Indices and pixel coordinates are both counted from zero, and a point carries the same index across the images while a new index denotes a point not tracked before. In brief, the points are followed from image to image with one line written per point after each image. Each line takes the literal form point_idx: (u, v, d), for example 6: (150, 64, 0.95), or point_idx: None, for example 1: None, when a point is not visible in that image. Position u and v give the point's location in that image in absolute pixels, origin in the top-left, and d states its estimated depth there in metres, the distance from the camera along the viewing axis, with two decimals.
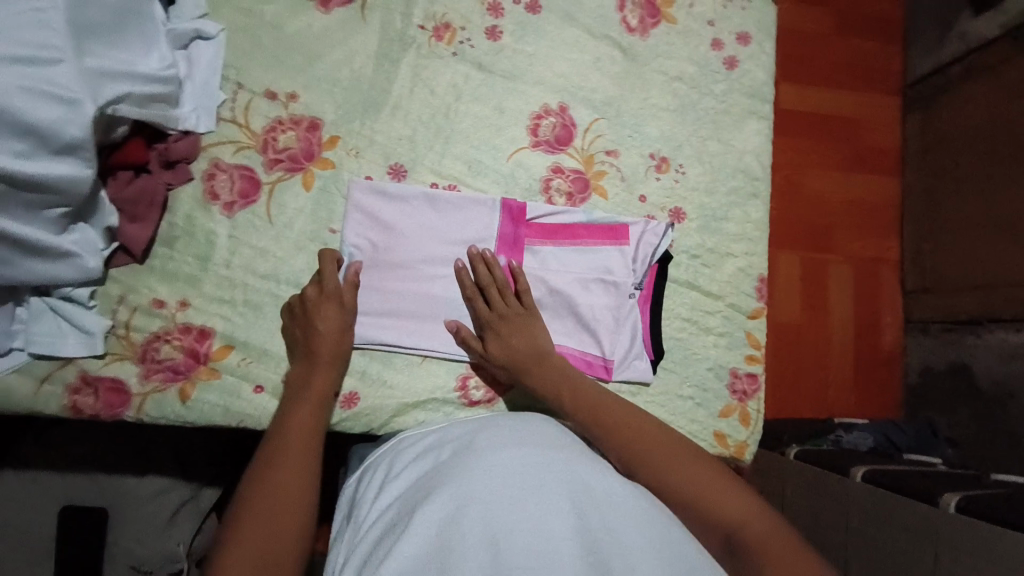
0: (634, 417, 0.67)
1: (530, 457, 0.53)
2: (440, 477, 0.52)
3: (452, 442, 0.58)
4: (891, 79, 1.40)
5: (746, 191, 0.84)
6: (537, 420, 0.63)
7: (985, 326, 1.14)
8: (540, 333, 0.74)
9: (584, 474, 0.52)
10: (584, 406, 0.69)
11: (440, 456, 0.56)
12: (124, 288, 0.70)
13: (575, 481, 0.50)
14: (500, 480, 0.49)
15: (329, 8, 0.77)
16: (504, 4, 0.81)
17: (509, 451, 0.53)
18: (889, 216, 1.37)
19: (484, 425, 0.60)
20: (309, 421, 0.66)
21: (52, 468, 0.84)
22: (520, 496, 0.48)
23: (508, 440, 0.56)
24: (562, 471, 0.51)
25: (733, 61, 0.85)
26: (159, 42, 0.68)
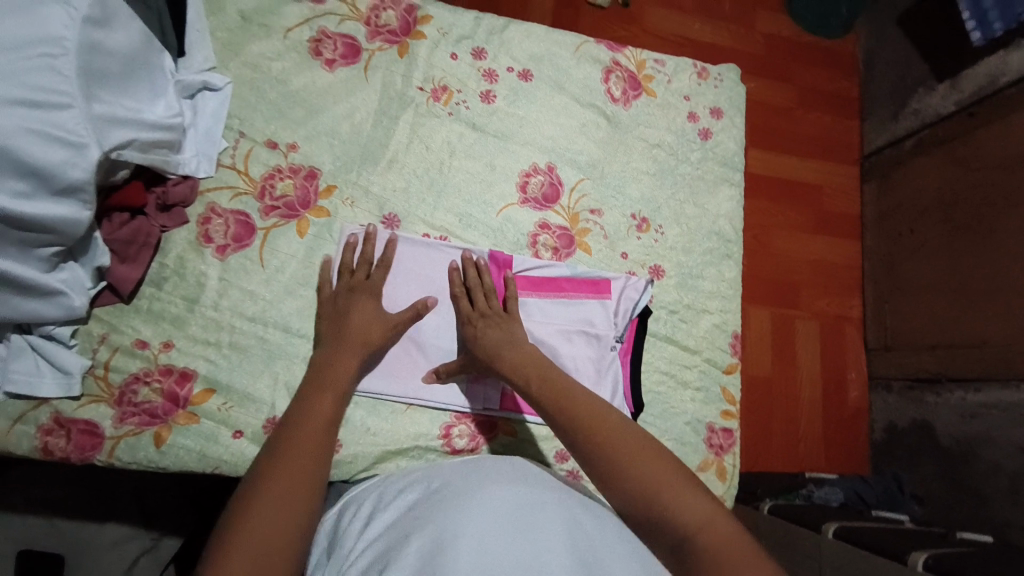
0: (594, 404, 0.63)
1: (522, 494, 0.52)
2: (427, 508, 0.51)
3: (438, 476, 0.58)
4: (849, 151, 1.52)
5: (721, 252, 0.90)
6: (524, 462, 0.62)
7: (945, 385, 1.20)
8: (517, 331, 0.73)
9: (575, 513, 0.51)
10: (546, 391, 0.65)
11: (426, 489, 0.55)
12: (106, 328, 0.69)
13: (567, 518, 0.50)
14: (492, 513, 0.48)
15: (333, 67, 0.81)
16: (498, 71, 0.87)
17: (501, 488, 0.53)
18: (851, 277, 1.45)
19: (474, 465, 0.59)
20: (328, 411, 0.64)
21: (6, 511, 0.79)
22: (515, 529, 0.47)
23: (499, 478, 0.55)
24: (554, 510, 0.51)
25: (708, 132, 0.92)
26: (166, 91, 0.71)
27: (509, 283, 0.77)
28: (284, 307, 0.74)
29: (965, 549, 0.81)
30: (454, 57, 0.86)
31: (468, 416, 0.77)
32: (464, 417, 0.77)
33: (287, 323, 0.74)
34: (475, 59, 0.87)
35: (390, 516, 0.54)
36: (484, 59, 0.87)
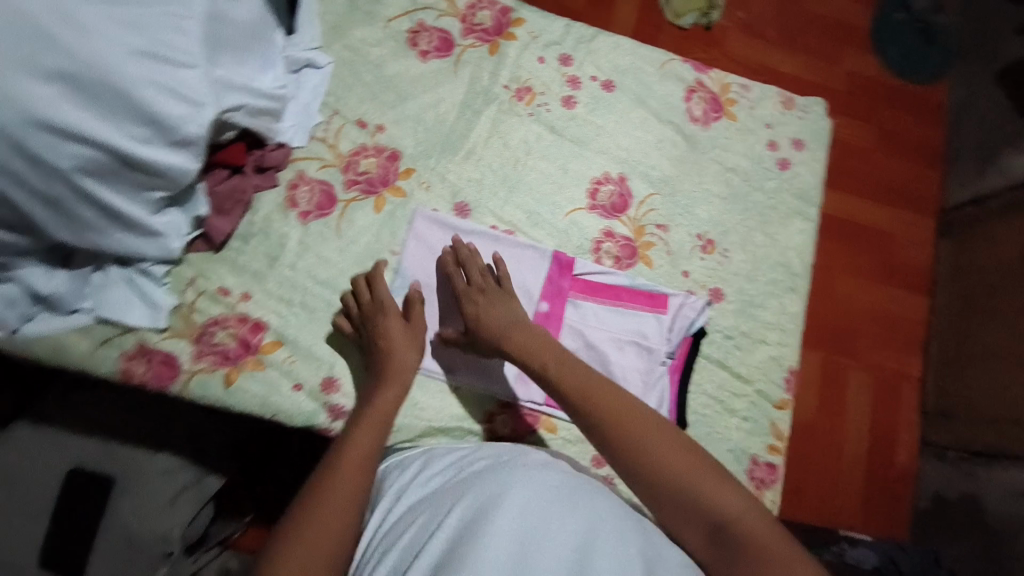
0: (623, 400, 0.62)
1: (560, 486, 0.56)
2: (466, 487, 0.56)
3: (476, 460, 0.62)
4: (930, 203, 1.45)
5: (785, 284, 0.88)
6: (543, 454, 0.66)
7: (999, 461, 1.15)
8: (520, 310, 0.73)
9: (610, 508, 0.56)
10: (571, 382, 0.65)
11: (465, 471, 0.60)
12: (196, 272, 0.75)
13: (603, 513, 0.54)
14: (535, 502, 0.53)
15: (426, 58, 0.85)
16: (582, 79, 0.89)
17: (540, 476, 0.57)
18: (915, 333, 1.39)
19: (512, 454, 0.64)
20: (391, 398, 0.68)
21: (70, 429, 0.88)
22: (552, 518, 0.52)
23: (539, 468, 0.60)
24: (590, 502, 0.55)
25: (786, 162, 0.91)
26: (275, 64, 0.77)
27: (499, 263, 0.77)
28: (352, 277, 0.78)
29: None
30: (541, 61, 0.89)
31: (511, 408, 0.78)
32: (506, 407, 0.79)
33: (353, 292, 0.78)
34: (561, 65, 0.89)
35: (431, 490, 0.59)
36: (570, 66, 0.89)
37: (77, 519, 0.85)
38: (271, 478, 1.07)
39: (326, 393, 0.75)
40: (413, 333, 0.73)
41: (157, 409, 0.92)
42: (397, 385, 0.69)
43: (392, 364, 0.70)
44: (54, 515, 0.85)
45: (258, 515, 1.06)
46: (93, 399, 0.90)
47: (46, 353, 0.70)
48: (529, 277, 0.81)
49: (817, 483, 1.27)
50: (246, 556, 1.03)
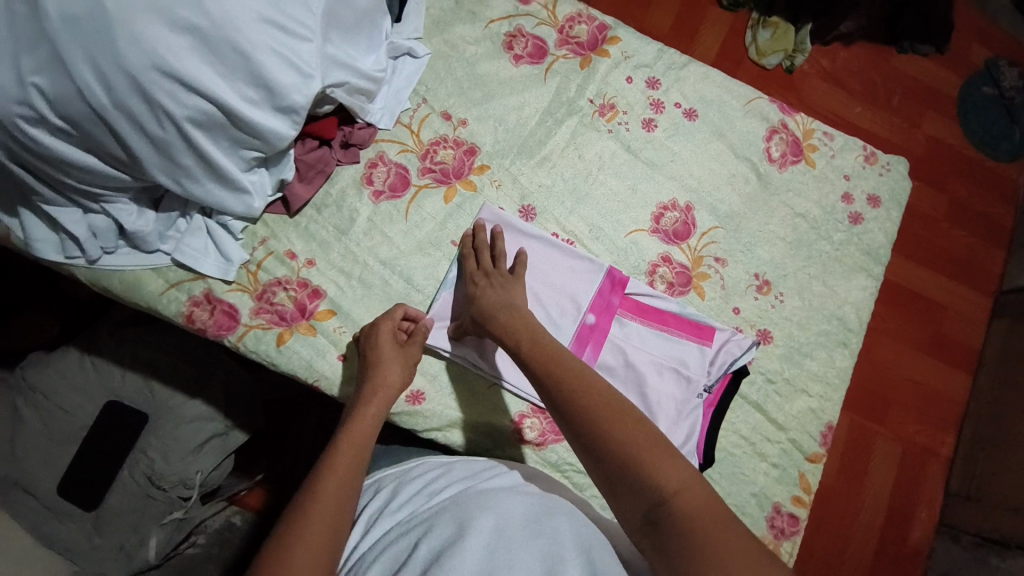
0: (586, 374, 0.60)
1: (527, 506, 0.58)
2: (436, 516, 0.57)
3: (445, 484, 0.63)
4: (989, 281, 1.42)
5: (837, 337, 0.87)
6: (508, 476, 0.66)
7: (1010, 551, 1.17)
8: (517, 294, 0.72)
9: (580, 526, 0.57)
10: (539, 354, 0.64)
11: (438, 494, 0.61)
12: (268, 233, 0.78)
13: (574, 531, 0.56)
14: (508, 520, 0.54)
15: (519, 62, 0.88)
16: (665, 103, 0.90)
17: (508, 498, 0.59)
18: (950, 411, 1.36)
19: (481, 475, 0.65)
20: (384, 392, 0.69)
21: (116, 363, 0.91)
22: (523, 533, 0.53)
23: (504, 490, 0.61)
24: (560, 518, 0.57)
25: (858, 217, 0.90)
26: (379, 48, 0.80)
27: (519, 253, 0.77)
28: (412, 260, 0.81)
29: None
30: (629, 81, 0.90)
31: (543, 413, 0.80)
32: (538, 412, 0.80)
33: (411, 275, 0.80)
34: (648, 87, 0.90)
35: (404, 515, 0.60)
36: (656, 90, 0.90)
37: (105, 447, 0.89)
38: (288, 444, 1.10)
39: None
40: (407, 357, 0.73)
41: (200, 356, 0.95)
42: (384, 398, 0.68)
43: (378, 379, 0.69)
44: (86, 439, 0.89)
45: (270, 478, 1.08)
46: (144, 333, 0.94)
47: (120, 288, 0.75)
48: (582, 290, 0.81)
49: (824, 548, 1.23)
50: (252, 515, 1.05)
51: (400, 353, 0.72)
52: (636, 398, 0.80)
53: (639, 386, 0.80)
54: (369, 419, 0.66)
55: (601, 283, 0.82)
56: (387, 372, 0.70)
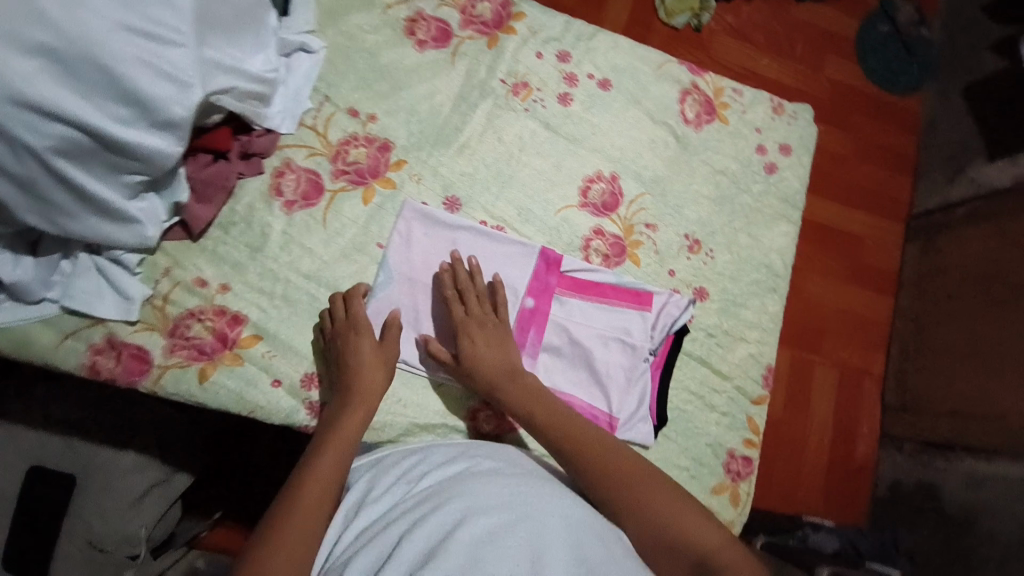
0: (605, 442, 0.67)
1: (512, 488, 0.57)
2: (420, 506, 0.56)
3: (425, 475, 0.62)
4: (901, 207, 1.52)
5: (767, 285, 0.90)
6: (500, 454, 0.67)
7: (954, 451, 1.27)
8: (514, 353, 0.74)
9: (566, 505, 0.56)
10: (556, 423, 0.69)
11: (417, 486, 0.60)
12: (171, 262, 0.72)
13: (559, 513, 0.54)
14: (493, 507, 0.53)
15: (423, 48, 0.83)
16: (579, 76, 0.88)
17: (493, 483, 0.58)
18: (879, 333, 1.46)
19: (458, 460, 0.64)
20: (371, 391, 0.69)
21: (29, 429, 0.83)
22: (507, 521, 0.51)
23: (488, 474, 0.60)
24: (546, 498, 0.56)
25: (773, 166, 0.93)
26: (267, 46, 0.74)
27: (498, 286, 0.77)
28: (338, 270, 0.76)
29: None
30: (540, 56, 0.87)
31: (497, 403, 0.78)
32: (492, 404, 0.78)
33: (339, 285, 0.76)
34: (559, 61, 0.88)
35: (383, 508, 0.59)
36: (567, 63, 0.88)
37: (33, 518, 0.80)
38: (241, 475, 1.04)
39: (307, 390, 0.73)
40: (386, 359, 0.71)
41: (124, 404, 0.87)
42: (370, 403, 0.68)
43: (360, 382, 0.68)
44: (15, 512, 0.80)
45: (227, 513, 1.02)
46: (56, 389, 0.86)
47: (7, 346, 0.67)
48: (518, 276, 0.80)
49: (780, 474, 1.34)
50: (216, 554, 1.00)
51: (381, 355, 0.71)
52: (587, 374, 0.80)
53: (588, 362, 0.80)
54: (354, 424, 0.66)
55: (535, 265, 0.81)
56: (368, 376, 0.69)
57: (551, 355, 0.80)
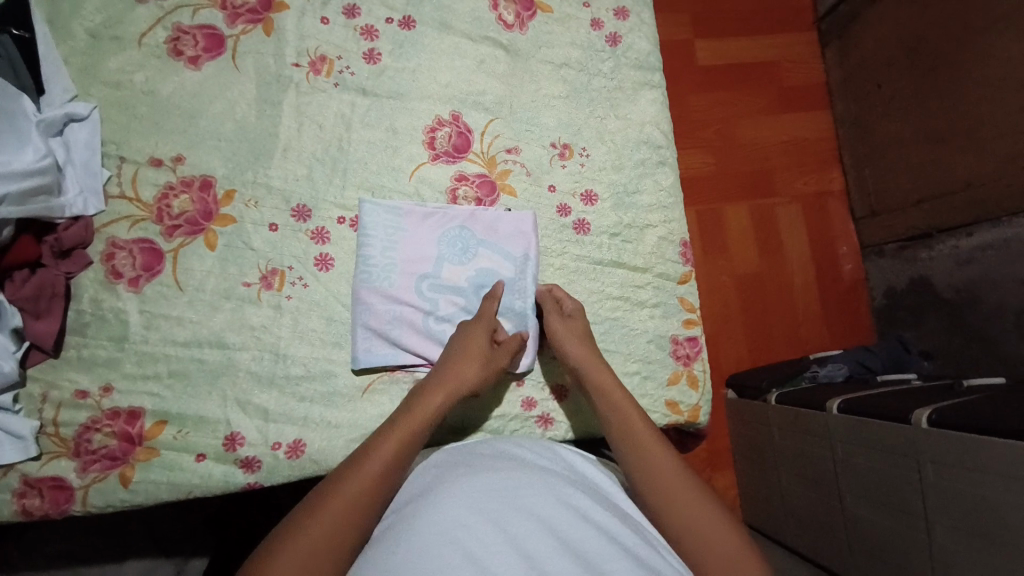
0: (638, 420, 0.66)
1: (522, 476, 0.56)
2: (412, 513, 0.52)
3: (423, 479, 0.58)
4: (803, 17, 1.50)
5: (653, 160, 0.85)
6: (511, 444, 0.64)
7: (935, 237, 1.23)
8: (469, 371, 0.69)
9: (562, 493, 0.55)
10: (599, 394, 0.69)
11: (432, 476, 0.58)
12: (44, 385, 0.69)
13: (556, 502, 0.53)
14: (490, 504, 0.51)
15: (199, 64, 0.76)
16: (376, 25, 0.80)
17: (485, 476, 0.55)
18: (826, 149, 1.46)
19: (476, 452, 0.62)
20: (466, 376, 0.68)
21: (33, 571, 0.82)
22: (501, 520, 0.49)
23: (480, 465, 0.57)
24: (539, 487, 0.54)
25: (615, 37, 0.86)
26: (31, 135, 0.68)
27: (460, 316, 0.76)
28: (214, 324, 0.73)
29: (974, 395, 0.91)
30: (326, 22, 0.79)
31: None
32: None
33: (222, 339, 0.73)
34: (349, 18, 0.80)
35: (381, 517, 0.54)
36: (358, 16, 0.80)
37: None
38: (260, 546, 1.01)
39: (234, 450, 0.71)
40: (497, 358, 0.71)
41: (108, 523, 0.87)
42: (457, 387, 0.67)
43: (455, 371, 0.68)
44: None
45: None
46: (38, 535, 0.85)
47: None
48: (372, 252, 0.75)
49: (780, 322, 1.38)
50: None
51: (477, 345, 0.70)
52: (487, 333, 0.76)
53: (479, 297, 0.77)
54: (429, 407, 0.65)
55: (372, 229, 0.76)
56: (466, 368, 0.68)
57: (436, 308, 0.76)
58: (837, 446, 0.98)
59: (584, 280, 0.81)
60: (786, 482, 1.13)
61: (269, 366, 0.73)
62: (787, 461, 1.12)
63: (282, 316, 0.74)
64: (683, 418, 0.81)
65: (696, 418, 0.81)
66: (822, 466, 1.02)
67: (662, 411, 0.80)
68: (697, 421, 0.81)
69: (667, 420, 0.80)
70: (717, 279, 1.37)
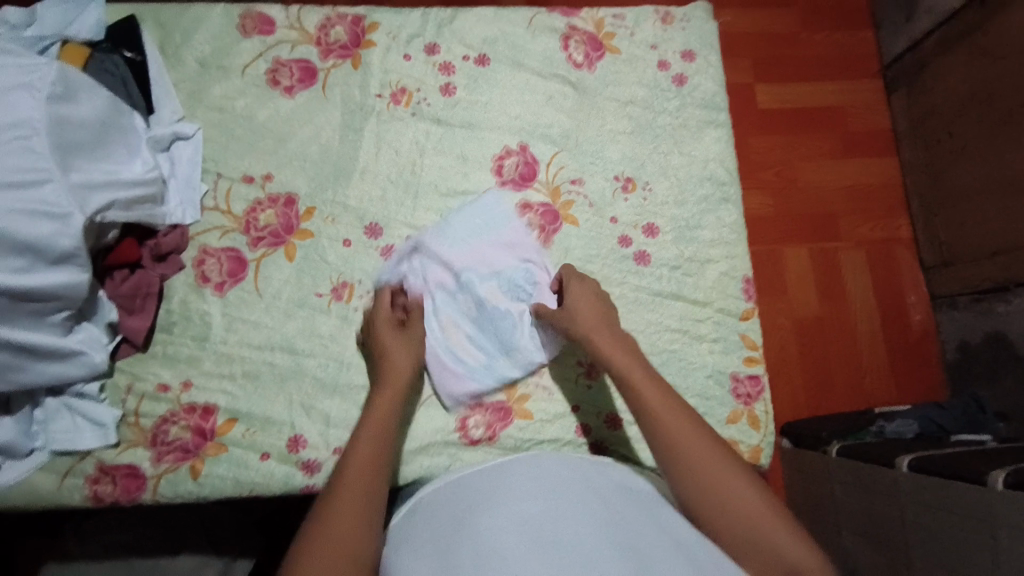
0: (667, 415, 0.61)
1: (551, 508, 0.54)
2: (456, 543, 0.52)
3: (465, 497, 0.58)
4: (869, 63, 1.49)
5: (715, 196, 0.86)
6: (546, 459, 0.62)
7: (1013, 292, 1.17)
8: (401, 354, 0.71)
9: (594, 523, 0.53)
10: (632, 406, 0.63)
11: (471, 501, 0.57)
12: (130, 377, 0.75)
13: (585, 531, 0.52)
14: (524, 543, 0.50)
15: (293, 93, 0.83)
16: (454, 62, 0.86)
17: (527, 503, 0.55)
18: (893, 195, 1.43)
19: (507, 471, 0.60)
20: (402, 365, 0.70)
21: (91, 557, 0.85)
22: (545, 552, 0.49)
23: (520, 486, 0.57)
24: (582, 514, 0.54)
25: (681, 77, 0.89)
26: (141, 149, 0.76)
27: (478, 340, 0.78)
28: (287, 330, 0.77)
29: None
30: (408, 58, 0.86)
31: (484, 405, 0.77)
32: (479, 407, 0.77)
33: (292, 345, 0.77)
34: (429, 55, 0.86)
35: (428, 546, 0.54)
36: (438, 54, 0.86)
37: None
38: None
39: (296, 452, 0.74)
40: (409, 339, 0.73)
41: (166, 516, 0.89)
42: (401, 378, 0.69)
43: (388, 364, 0.70)
44: None
45: None
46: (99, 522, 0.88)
47: (13, 501, 0.70)
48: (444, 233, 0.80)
49: (841, 371, 1.33)
50: None
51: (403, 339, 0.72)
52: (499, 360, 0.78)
53: (498, 324, 0.78)
54: (384, 413, 0.65)
55: (445, 228, 0.80)
56: (395, 356, 0.70)
57: (456, 308, 0.79)
58: (905, 507, 0.92)
59: (641, 312, 0.82)
60: (846, 542, 1.06)
61: (334, 373, 0.77)
62: (848, 519, 1.06)
63: (349, 327, 0.78)
64: (744, 458, 0.79)
65: (757, 459, 0.79)
66: (889, 528, 0.96)
67: None
68: (758, 463, 0.79)
69: None
70: (774, 322, 1.34)
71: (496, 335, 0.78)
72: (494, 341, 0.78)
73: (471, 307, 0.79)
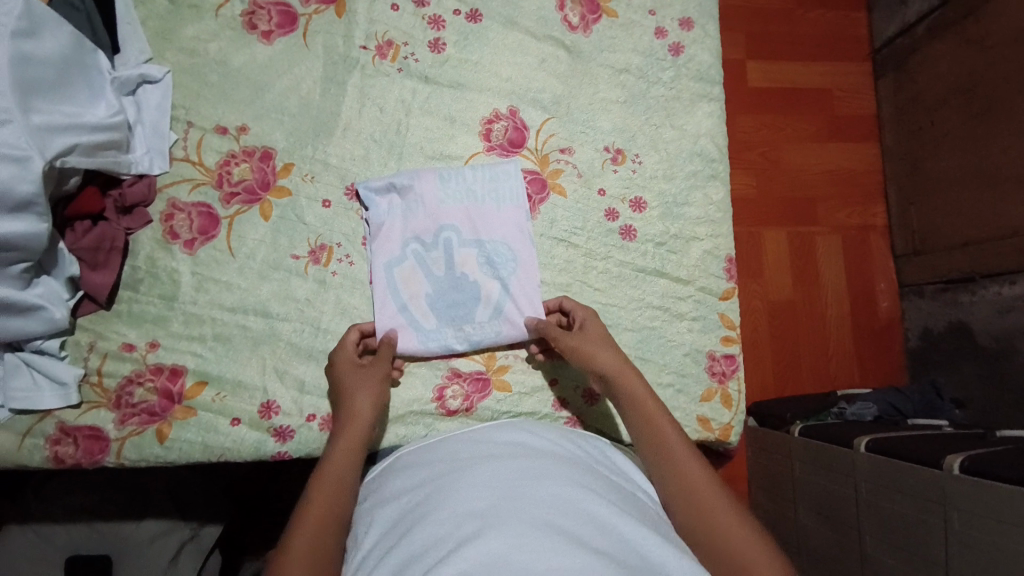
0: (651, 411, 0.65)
1: (523, 474, 0.54)
2: (428, 500, 0.52)
3: (440, 459, 0.59)
4: (860, 46, 1.48)
5: (705, 173, 0.85)
6: (522, 431, 0.63)
7: (978, 282, 1.20)
8: (360, 396, 0.67)
9: (566, 488, 0.52)
10: (626, 397, 0.67)
11: (447, 465, 0.57)
12: (93, 336, 0.71)
13: (559, 495, 0.51)
14: (497, 497, 0.50)
15: (272, 40, 0.78)
16: (444, 16, 0.82)
17: (502, 465, 0.55)
18: (872, 181, 1.44)
19: (487, 440, 0.60)
20: (366, 404, 0.66)
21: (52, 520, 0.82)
22: (517, 508, 0.49)
23: (494, 452, 0.58)
24: (558, 480, 0.54)
25: (678, 47, 0.86)
26: (105, 91, 0.71)
27: (458, 306, 0.76)
28: (260, 293, 0.74)
29: (1001, 445, 0.88)
30: (396, 9, 0.81)
31: (460, 376, 0.76)
32: (455, 377, 0.76)
33: (266, 308, 0.74)
34: (418, 7, 0.81)
35: (401, 505, 0.54)
36: (428, 6, 0.81)
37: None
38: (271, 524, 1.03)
39: (268, 418, 0.72)
40: (375, 376, 0.69)
41: (131, 480, 0.87)
42: (359, 424, 0.65)
43: (352, 405, 0.66)
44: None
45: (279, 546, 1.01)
46: (63, 484, 0.85)
47: None
48: (431, 184, 0.77)
49: (809, 353, 1.35)
50: None
51: (370, 379, 0.69)
52: (479, 330, 0.76)
53: (474, 291, 0.76)
54: (341, 468, 0.60)
55: (434, 185, 0.77)
56: (356, 399, 0.67)
57: (425, 265, 0.76)
58: (861, 484, 0.96)
59: (624, 287, 0.81)
60: (803, 519, 1.09)
61: (309, 339, 0.74)
62: (806, 496, 1.09)
63: (325, 291, 0.75)
64: (714, 435, 0.80)
65: (726, 437, 0.81)
66: (843, 506, 1.00)
67: (692, 426, 0.79)
68: (728, 441, 0.81)
69: (696, 435, 0.79)
70: (748, 302, 1.35)
71: (471, 302, 0.76)
72: (469, 311, 0.76)
73: (442, 270, 0.76)
